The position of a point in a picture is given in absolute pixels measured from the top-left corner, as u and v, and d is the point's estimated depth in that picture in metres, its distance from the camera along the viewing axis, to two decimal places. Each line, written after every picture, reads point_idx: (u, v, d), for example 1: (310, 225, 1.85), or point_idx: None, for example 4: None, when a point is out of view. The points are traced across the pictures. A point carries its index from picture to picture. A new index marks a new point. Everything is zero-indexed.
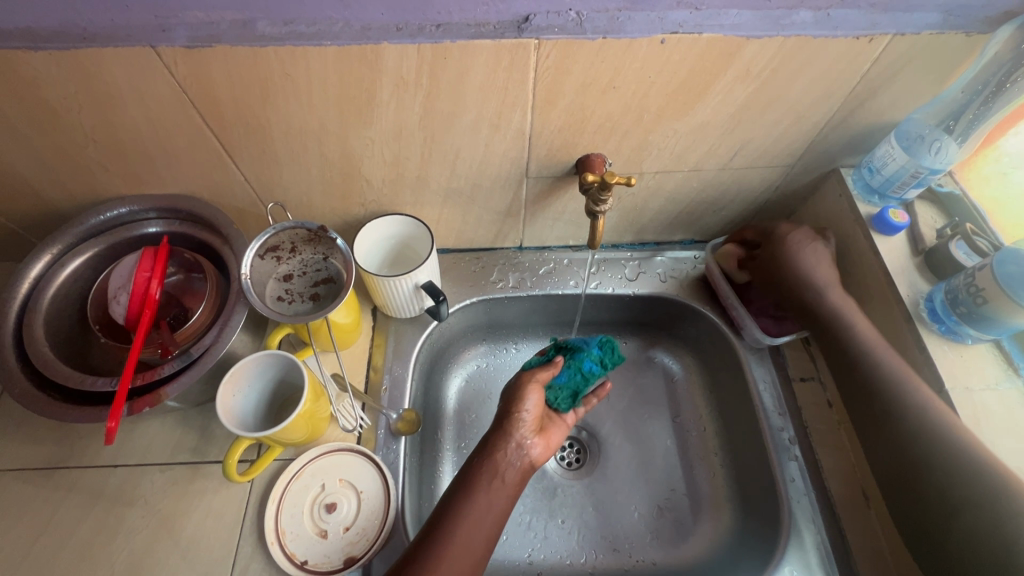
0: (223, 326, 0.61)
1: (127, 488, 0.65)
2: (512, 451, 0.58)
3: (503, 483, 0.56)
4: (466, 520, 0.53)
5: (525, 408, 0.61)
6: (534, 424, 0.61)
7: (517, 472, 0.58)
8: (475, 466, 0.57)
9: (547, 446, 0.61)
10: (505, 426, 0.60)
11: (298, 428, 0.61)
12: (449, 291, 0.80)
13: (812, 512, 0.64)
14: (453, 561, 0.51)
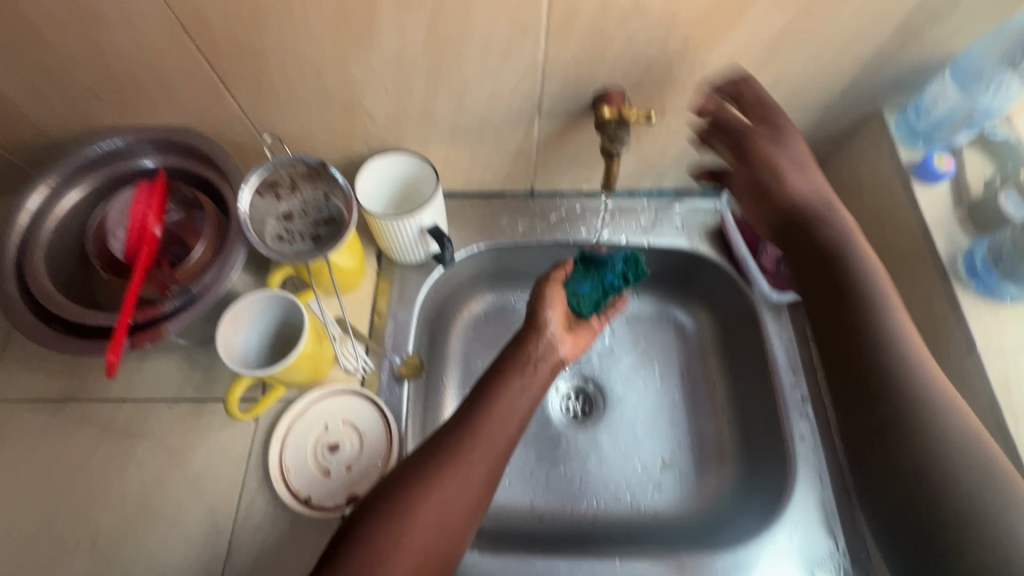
0: (222, 265, 0.59)
1: (137, 422, 0.66)
2: (544, 342, 0.61)
3: (538, 367, 0.59)
4: (504, 397, 0.55)
5: (549, 307, 0.63)
6: (561, 323, 0.64)
7: (550, 360, 0.60)
8: (511, 352, 0.59)
9: (576, 346, 0.64)
10: (535, 319, 0.63)
11: (300, 369, 0.61)
12: (456, 236, 0.77)
13: (820, 470, 0.63)
14: (490, 435, 0.53)
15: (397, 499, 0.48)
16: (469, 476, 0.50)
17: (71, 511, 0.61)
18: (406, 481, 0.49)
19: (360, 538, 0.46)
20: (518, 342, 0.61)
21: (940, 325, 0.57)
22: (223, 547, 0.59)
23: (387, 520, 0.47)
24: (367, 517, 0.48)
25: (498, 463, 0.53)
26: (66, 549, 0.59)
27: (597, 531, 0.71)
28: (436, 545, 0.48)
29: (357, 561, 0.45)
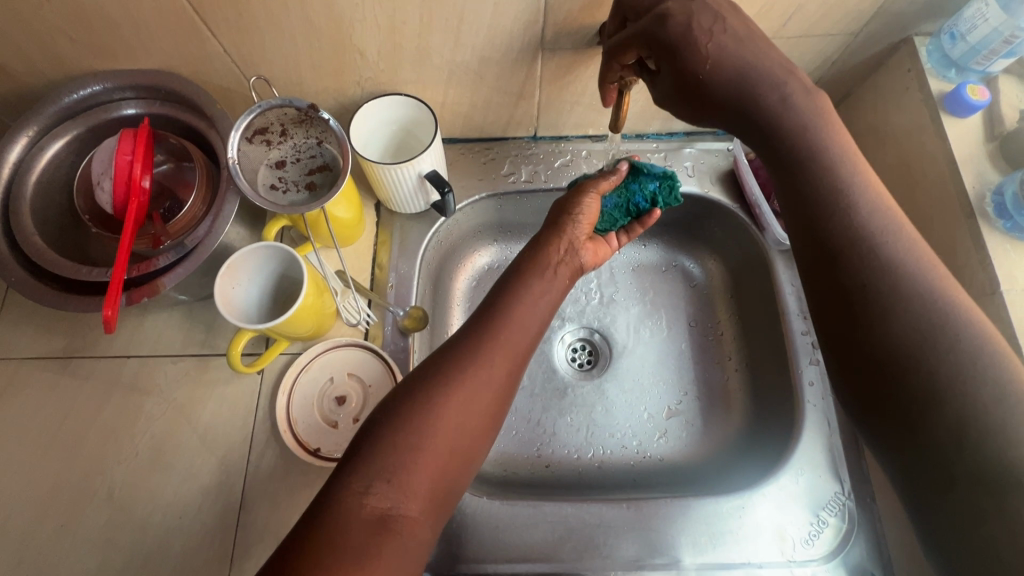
0: (216, 216, 0.57)
1: (142, 379, 0.66)
2: (565, 245, 0.59)
3: (557, 272, 0.58)
4: (523, 301, 0.55)
5: (580, 210, 0.61)
6: (587, 230, 0.62)
7: (570, 266, 0.59)
8: (533, 254, 0.58)
9: (596, 255, 0.62)
10: (561, 221, 0.61)
11: (302, 323, 0.59)
12: (457, 184, 0.74)
13: (827, 415, 0.63)
14: (510, 337, 0.53)
15: (420, 401, 0.47)
16: (491, 376, 0.50)
17: (85, 466, 0.62)
18: (427, 382, 0.49)
19: (383, 440, 0.45)
20: (539, 243, 0.60)
21: (962, 266, 0.55)
22: (237, 498, 0.60)
23: (411, 420, 0.46)
24: (388, 421, 0.46)
25: (517, 363, 0.53)
26: (83, 502, 0.60)
27: (604, 477, 0.72)
28: (460, 444, 0.47)
29: (381, 463, 0.44)
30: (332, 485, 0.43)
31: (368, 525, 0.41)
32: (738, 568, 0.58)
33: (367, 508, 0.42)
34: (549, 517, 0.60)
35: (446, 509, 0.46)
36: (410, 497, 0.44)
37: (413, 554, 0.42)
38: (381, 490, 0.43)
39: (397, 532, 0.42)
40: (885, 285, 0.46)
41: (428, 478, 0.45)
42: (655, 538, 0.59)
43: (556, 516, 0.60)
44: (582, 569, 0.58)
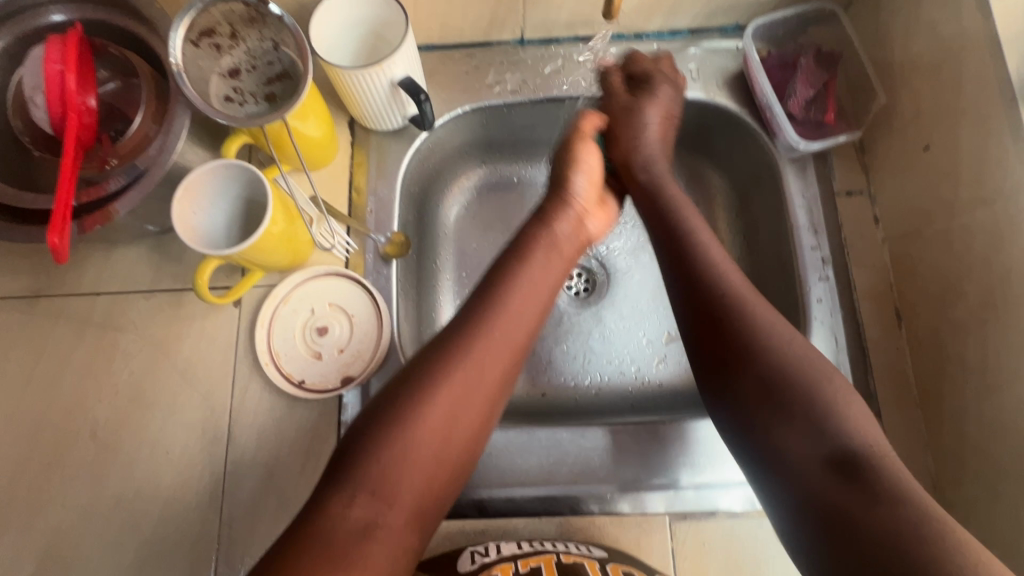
0: (166, 134, 0.52)
1: (115, 315, 0.63)
2: (570, 218, 0.56)
3: (562, 252, 0.54)
4: (521, 289, 0.50)
5: (580, 172, 0.57)
6: (592, 195, 0.58)
7: (575, 242, 0.56)
8: (536, 231, 0.54)
9: (604, 220, 0.60)
10: (563, 190, 0.57)
11: (274, 250, 0.55)
12: (437, 97, 0.67)
13: (835, 330, 0.58)
14: (505, 328, 0.48)
15: (407, 403, 0.43)
16: (483, 377, 0.46)
17: (66, 405, 0.60)
18: (415, 382, 0.45)
19: (366, 447, 0.42)
20: (542, 219, 0.55)
21: (994, 161, 0.49)
22: (223, 432, 0.59)
23: (395, 425, 0.42)
24: (372, 424, 0.43)
25: (514, 360, 0.48)
26: (67, 440, 0.59)
27: (600, 404, 0.70)
28: (448, 451, 0.44)
29: (363, 473, 0.41)
30: (315, 497, 0.41)
31: (349, 537, 0.39)
32: (734, 487, 0.56)
33: (350, 519, 0.39)
34: (543, 443, 0.59)
35: (434, 519, 0.43)
36: (394, 506, 0.41)
37: (396, 563, 0.40)
38: (363, 500, 0.40)
39: (381, 541, 0.39)
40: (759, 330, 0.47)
41: (413, 486, 0.42)
42: (651, 461, 0.58)
43: (550, 441, 0.59)
44: (576, 492, 0.57)
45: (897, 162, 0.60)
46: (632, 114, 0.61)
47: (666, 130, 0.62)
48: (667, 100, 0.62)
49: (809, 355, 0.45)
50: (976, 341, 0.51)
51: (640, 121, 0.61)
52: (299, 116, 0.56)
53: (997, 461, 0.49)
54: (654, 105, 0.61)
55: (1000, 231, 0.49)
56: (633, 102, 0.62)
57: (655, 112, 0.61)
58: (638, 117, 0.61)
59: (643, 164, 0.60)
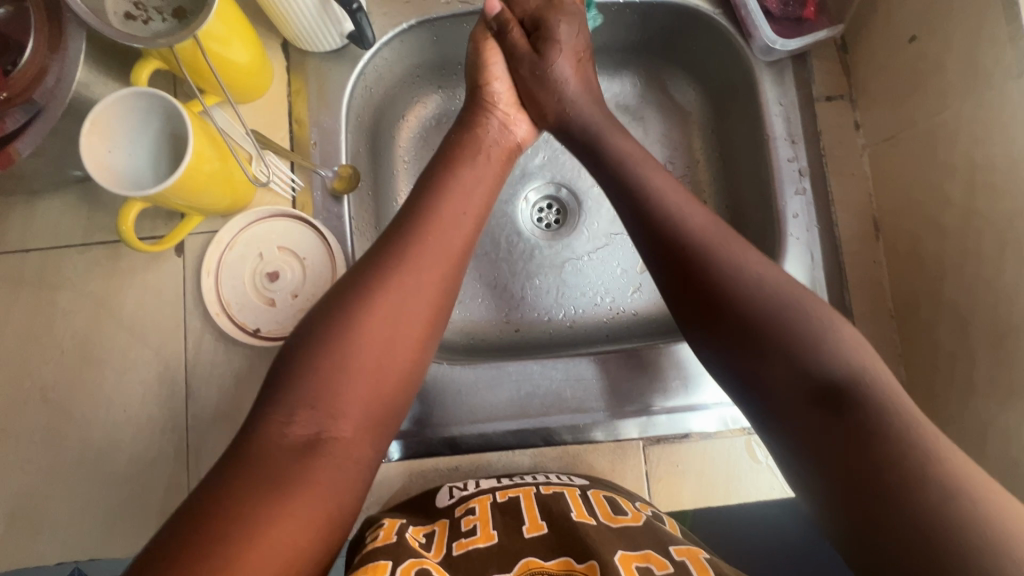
0: (63, 62, 0.47)
1: (48, 273, 0.58)
2: (494, 127, 0.55)
3: (489, 155, 0.53)
4: (455, 192, 0.48)
5: (493, 79, 0.57)
6: (510, 97, 0.57)
7: (502, 145, 0.55)
8: (459, 138, 0.53)
9: (532, 124, 0.59)
10: (480, 95, 0.57)
11: (205, 187, 0.50)
12: (379, 11, 0.60)
13: (811, 246, 0.56)
14: (441, 235, 0.46)
15: (339, 316, 0.41)
16: (421, 283, 0.43)
17: (9, 369, 0.57)
18: (350, 289, 0.42)
19: (302, 363, 0.40)
20: (466, 126, 0.55)
21: (983, 47, 0.45)
22: (181, 386, 0.56)
23: (329, 339, 0.41)
24: (306, 339, 0.41)
25: (454, 266, 0.46)
26: (17, 405, 0.56)
27: (574, 337, 0.68)
28: (391, 365, 0.42)
29: (301, 389, 0.39)
30: (253, 419, 0.39)
31: (291, 454, 0.38)
32: (707, 409, 0.56)
33: (289, 437, 0.38)
34: (513, 376, 0.57)
35: (386, 430, 0.42)
36: (340, 419, 0.40)
37: (344, 478, 0.39)
38: (304, 415, 0.39)
39: (326, 457, 0.38)
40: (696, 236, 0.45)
41: (356, 399, 0.40)
42: (624, 388, 0.57)
43: (521, 374, 0.57)
44: (548, 423, 0.56)
45: (881, 59, 0.55)
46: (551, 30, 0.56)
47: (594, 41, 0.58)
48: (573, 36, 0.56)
49: (741, 252, 0.44)
50: (955, 244, 0.49)
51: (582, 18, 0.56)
52: (219, 38, 0.50)
53: (969, 364, 0.48)
54: (562, 47, 0.56)
55: (985, 124, 0.46)
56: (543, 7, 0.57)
57: (594, 3, 0.56)
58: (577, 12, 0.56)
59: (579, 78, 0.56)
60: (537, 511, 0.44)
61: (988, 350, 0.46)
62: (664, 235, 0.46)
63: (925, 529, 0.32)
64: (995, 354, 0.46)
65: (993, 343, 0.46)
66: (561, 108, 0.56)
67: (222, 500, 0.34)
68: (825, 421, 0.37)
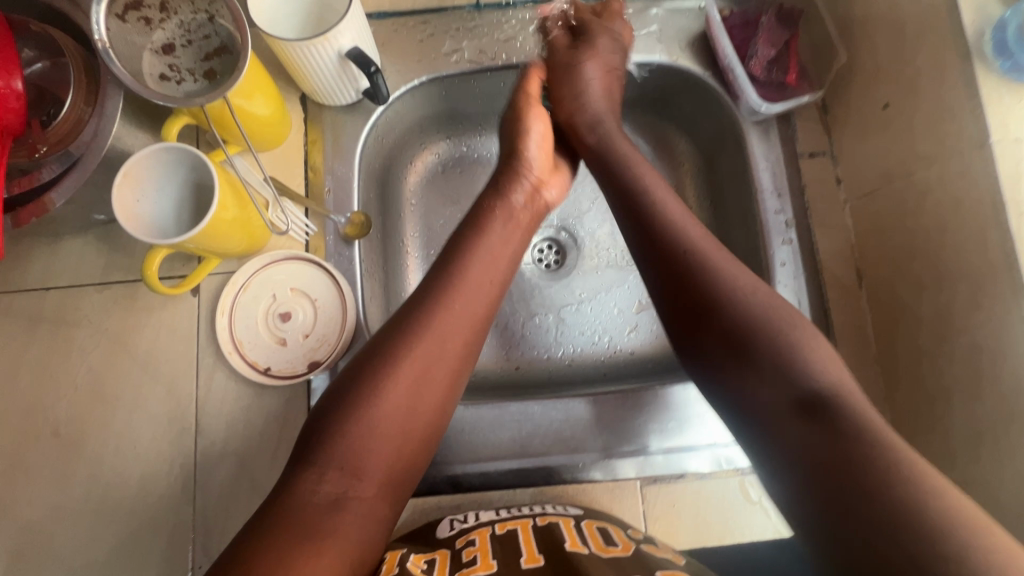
0: (99, 117, 0.50)
1: (66, 310, 0.60)
2: (529, 192, 0.57)
3: (518, 219, 0.55)
4: (482, 259, 0.51)
5: (529, 144, 0.58)
6: (546, 164, 0.59)
7: (532, 210, 0.56)
8: (491, 202, 0.55)
9: (561, 185, 0.60)
10: (517, 162, 0.57)
11: (224, 235, 0.52)
12: (392, 68, 0.65)
13: (798, 293, 0.59)
14: (466, 300, 0.48)
15: (368, 382, 0.43)
16: (443, 349, 0.46)
17: (23, 404, 0.58)
18: (381, 352, 0.45)
19: (334, 427, 0.42)
20: (495, 189, 0.56)
21: (949, 118, 0.49)
22: (190, 423, 0.58)
23: (359, 404, 0.43)
24: (340, 406, 0.43)
25: (476, 331, 0.48)
26: (28, 440, 0.57)
27: (573, 374, 0.70)
28: (412, 423, 0.44)
29: (331, 452, 0.41)
30: (286, 476, 0.41)
31: (320, 511, 0.39)
32: (702, 450, 0.58)
33: (321, 495, 0.40)
34: (514, 416, 0.59)
35: (404, 490, 0.44)
36: (365, 479, 0.41)
37: (368, 531, 0.41)
38: (333, 475, 0.41)
39: (352, 513, 0.40)
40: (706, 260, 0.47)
41: (380, 458, 0.42)
42: (623, 428, 0.59)
43: (522, 414, 0.59)
44: (549, 462, 0.58)
45: (860, 121, 0.59)
46: (570, 69, 0.61)
47: (609, 79, 0.62)
48: (608, 50, 0.61)
49: (756, 285, 0.46)
50: (932, 295, 0.52)
51: (580, 74, 0.60)
52: (244, 93, 0.53)
53: (948, 407, 0.51)
54: (593, 56, 0.61)
55: (952, 189, 0.49)
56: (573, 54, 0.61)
57: (594, 64, 0.61)
58: (580, 74, 0.60)
59: (593, 120, 0.59)
60: (535, 545, 0.45)
61: (966, 396, 0.49)
62: (666, 263, 0.49)
63: (894, 514, 0.33)
64: (971, 400, 0.49)
65: (970, 391, 0.49)
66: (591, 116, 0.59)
67: (259, 550, 0.36)
68: (808, 435, 0.39)
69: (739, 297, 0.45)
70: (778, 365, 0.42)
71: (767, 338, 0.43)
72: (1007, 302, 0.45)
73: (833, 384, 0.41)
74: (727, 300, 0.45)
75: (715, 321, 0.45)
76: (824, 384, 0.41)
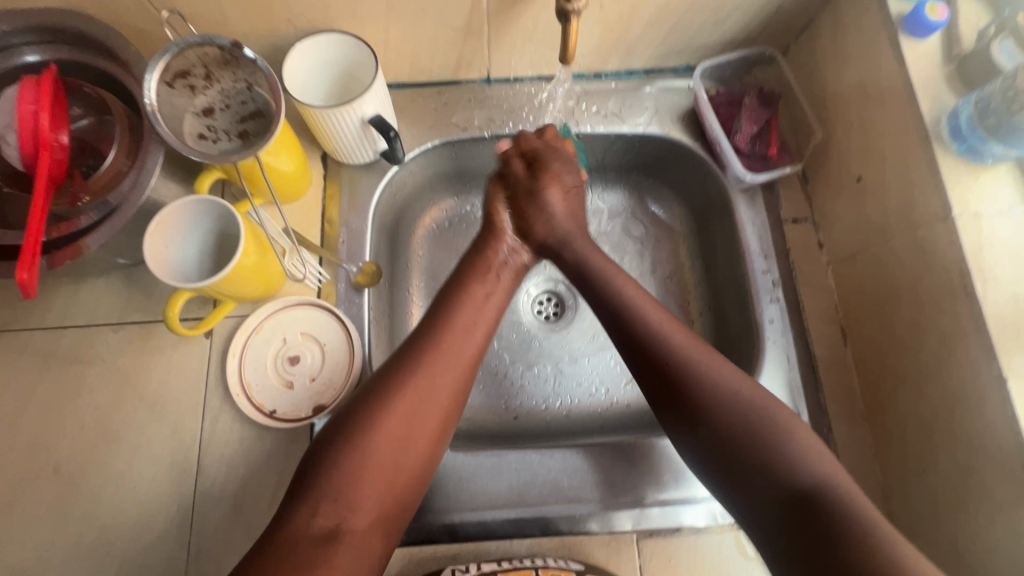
0: (139, 170, 0.54)
1: (81, 349, 0.62)
2: (505, 249, 0.62)
3: (499, 275, 0.59)
4: (467, 306, 0.55)
5: (508, 210, 0.64)
6: (522, 225, 0.65)
7: (511, 265, 0.61)
8: (474, 260, 0.60)
9: (541, 247, 0.65)
10: (492, 223, 0.63)
11: (244, 281, 0.56)
12: (407, 132, 0.70)
13: (787, 349, 0.62)
14: (455, 341, 0.51)
15: (361, 417, 0.45)
16: (434, 386, 0.48)
17: (28, 441, 0.59)
18: (376, 387, 0.47)
19: (328, 456, 0.43)
20: (478, 250, 0.61)
21: (915, 193, 0.54)
22: (192, 465, 0.58)
23: (354, 437, 0.44)
24: (335, 437, 0.44)
25: (465, 369, 0.51)
26: (28, 478, 0.58)
27: (570, 425, 0.72)
28: (407, 456, 0.45)
29: (325, 482, 0.42)
30: (282, 508, 0.42)
31: (314, 543, 0.40)
32: (698, 503, 0.58)
33: (314, 527, 0.40)
34: (512, 465, 0.60)
35: (397, 524, 0.45)
36: (356, 511, 0.42)
37: (360, 568, 0.41)
38: (327, 507, 0.41)
39: (346, 547, 0.41)
40: (694, 363, 0.48)
41: (373, 491, 0.43)
42: (619, 480, 0.59)
43: (520, 463, 0.60)
44: (546, 513, 0.58)
45: (838, 193, 0.64)
46: (534, 197, 0.64)
47: (569, 198, 0.65)
48: (565, 173, 0.65)
49: (739, 381, 0.47)
50: (911, 355, 0.55)
51: (545, 205, 0.63)
52: (272, 152, 0.58)
53: (933, 464, 0.53)
54: (553, 181, 0.64)
55: (922, 256, 0.53)
56: (534, 182, 0.64)
57: (554, 190, 0.64)
58: (543, 201, 0.63)
59: (559, 243, 0.62)
60: None
61: (950, 454, 0.51)
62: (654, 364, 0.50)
63: None
64: (954, 458, 0.51)
65: (953, 447, 0.51)
66: (550, 231, 0.63)
67: None
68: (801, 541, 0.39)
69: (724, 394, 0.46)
70: (767, 469, 0.43)
71: (760, 443, 0.44)
72: (979, 364, 0.48)
73: (822, 481, 0.41)
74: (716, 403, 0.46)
75: (711, 420, 0.46)
76: (811, 479, 0.41)
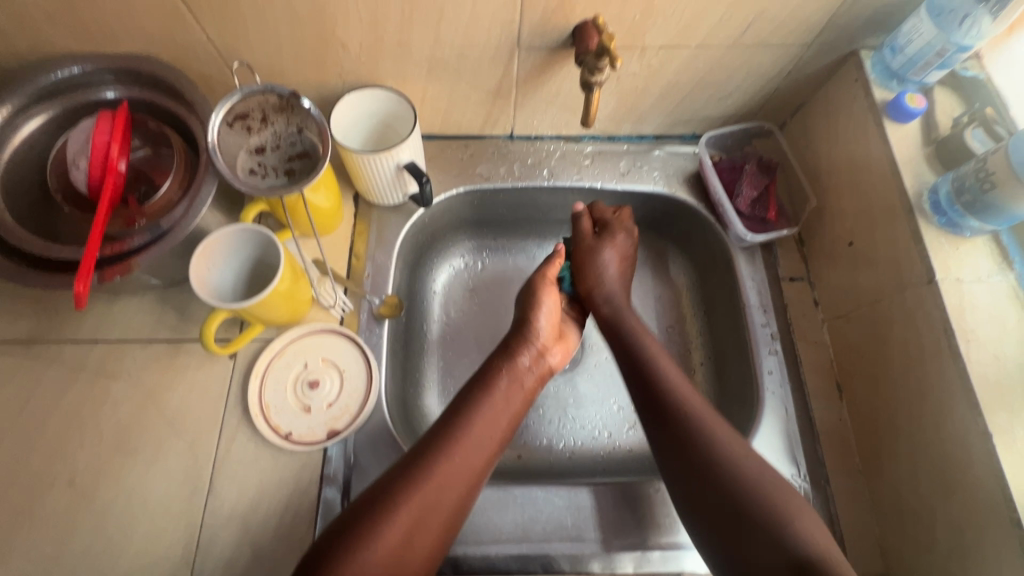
0: (192, 199, 0.58)
1: (108, 362, 0.65)
2: (533, 354, 0.63)
3: (523, 382, 0.61)
4: (484, 415, 0.56)
5: (540, 315, 0.66)
6: (551, 332, 0.66)
7: (534, 371, 0.63)
8: (499, 362, 0.61)
9: (563, 353, 0.67)
10: (525, 330, 0.64)
11: (274, 306, 0.59)
12: (435, 178, 0.76)
13: (785, 401, 0.65)
14: (465, 454, 0.53)
15: (369, 521, 0.47)
16: (440, 498, 0.50)
17: (47, 449, 0.60)
18: (388, 489, 0.49)
19: (331, 553, 0.45)
20: (507, 350, 0.63)
21: (903, 256, 0.58)
22: (204, 482, 0.59)
23: (356, 541, 0.45)
24: (338, 534, 0.46)
25: (472, 484, 0.52)
26: (41, 488, 0.59)
27: (573, 467, 0.73)
28: (405, 563, 0.47)
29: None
30: None
31: None
32: None
33: None
34: (517, 501, 0.61)
35: None
36: None
37: None
38: None
39: None
40: (722, 479, 0.51)
41: None
42: (622, 524, 0.60)
43: (526, 499, 0.61)
44: (549, 551, 0.59)
45: (832, 255, 0.69)
46: (594, 253, 0.70)
47: (626, 265, 0.71)
48: (626, 245, 0.70)
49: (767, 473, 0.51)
50: (902, 411, 0.58)
51: (601, 259, 0.69)
52: (314, 188, 0.63)
53: (929, 520, 0.54)
54: (614, 246, 0.69)
55: (911, 316, 0.57)
56: (596, 243, 0.70)
57: (612, 252, 0.70)
58: (599, 257, 0.69)
59: (615, 312, 0.67)
60: None
61: (943, 505, 0.53)
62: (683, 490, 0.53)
63: None
64: (949, 512, 0.52)
65: (944, 500, 0.53)
66: (610, 305, 0.67)
67: None
68: None
69: (748, 491, 0.50)
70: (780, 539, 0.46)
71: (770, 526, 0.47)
72: (966, 420, 0.51)
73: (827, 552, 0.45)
74: (735, 489, 0.50)
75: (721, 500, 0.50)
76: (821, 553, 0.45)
